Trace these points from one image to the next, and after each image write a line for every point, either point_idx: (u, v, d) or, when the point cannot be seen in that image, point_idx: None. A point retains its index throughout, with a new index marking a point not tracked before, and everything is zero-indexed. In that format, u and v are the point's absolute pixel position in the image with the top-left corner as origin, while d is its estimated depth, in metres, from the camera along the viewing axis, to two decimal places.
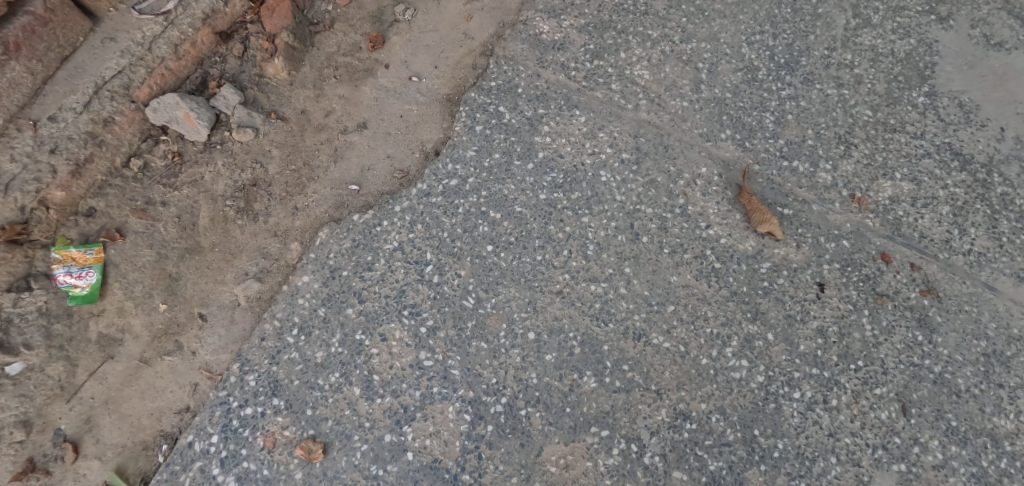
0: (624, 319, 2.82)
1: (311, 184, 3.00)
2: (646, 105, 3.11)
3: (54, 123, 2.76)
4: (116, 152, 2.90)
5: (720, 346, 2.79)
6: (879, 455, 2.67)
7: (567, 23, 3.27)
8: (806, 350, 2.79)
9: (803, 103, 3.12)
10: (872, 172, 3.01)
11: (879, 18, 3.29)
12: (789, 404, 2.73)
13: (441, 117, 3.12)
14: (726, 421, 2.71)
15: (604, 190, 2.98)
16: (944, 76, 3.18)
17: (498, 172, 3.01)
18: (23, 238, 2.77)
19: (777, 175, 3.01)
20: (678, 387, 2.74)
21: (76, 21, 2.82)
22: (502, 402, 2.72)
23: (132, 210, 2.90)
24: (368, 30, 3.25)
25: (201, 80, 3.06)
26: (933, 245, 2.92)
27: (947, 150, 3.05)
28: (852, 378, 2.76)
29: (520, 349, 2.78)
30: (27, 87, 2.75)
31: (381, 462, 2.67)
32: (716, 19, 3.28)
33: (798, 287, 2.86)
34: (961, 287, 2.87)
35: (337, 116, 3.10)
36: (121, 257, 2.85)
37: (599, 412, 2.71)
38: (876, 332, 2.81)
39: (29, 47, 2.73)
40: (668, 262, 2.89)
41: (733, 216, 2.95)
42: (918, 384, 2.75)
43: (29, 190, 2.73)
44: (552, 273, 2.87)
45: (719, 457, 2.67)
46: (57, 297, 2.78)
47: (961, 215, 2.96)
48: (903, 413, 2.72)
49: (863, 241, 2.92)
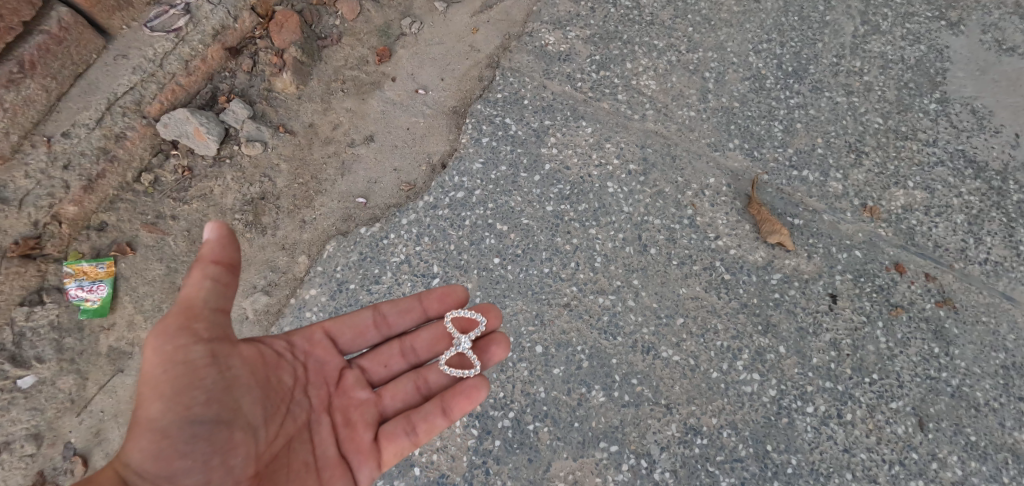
0: (633, 333, 2.79)
1: (318, 197, 3.02)
2: (653, 115, 3.10)
3: (67, 139, 2.83)
4: (127, 167, 2.94)
5: (730, 359, 2.74)
6: (896, 471, 2.61)
7: (572, 34, 3.28)
8: (818, 363, 2.74)
9: (812, 111, 3.09)
10: (883, 180, 2.97)
11: (888, 25, 3.26)
12: (802, 418, 2.67)
13: (446, 129, 3.12)
14: (737, 436, 2.66)
15: (611, 201, 2.96)
16: (956, 83, 3.13)
17: (505, 184, 3.01)
18: (36, 252, 2.81)
19: (787, 185, 2.97)
20: (688, 401, 2.70)
21: (89, 39, 2.87)
22: (509, 416, 2.71)
23: (142, 224, 2.93)
24: (376, 44, 3.27)
25: (211, 95, 3.09)
26: (949, 255, 2.86)
27: (961, 158, 3.00)
28: (867, 392, 2.70)
29: (528, 363, 2.76)
30: (42, 104, 2.80)
31: (388, 477, 2.67)
32: (722, 28, 3.26)
33: (809, 298, 2.82)
34: (979, 298, 2.81)
35: (344, 129, 3.12)
36: (131, 270, 2.88)
37: (608, 427, 2.68)
38: (891, 344, 2.75)
39: (43, 65, 2.78)
40: (677, 274, 2.86)
41: (742, 226, 2.91)
42: (936, 398, 2.69)
43: (42, 205, 2.79)
44: (559, 285, 2.85)
45: (730, 473, 2.62)
46: (68, 311, 2.81)
47: (977, 224, 2.90)
48: (920, 428, 2.65)
49: (876, 251, 2.87)
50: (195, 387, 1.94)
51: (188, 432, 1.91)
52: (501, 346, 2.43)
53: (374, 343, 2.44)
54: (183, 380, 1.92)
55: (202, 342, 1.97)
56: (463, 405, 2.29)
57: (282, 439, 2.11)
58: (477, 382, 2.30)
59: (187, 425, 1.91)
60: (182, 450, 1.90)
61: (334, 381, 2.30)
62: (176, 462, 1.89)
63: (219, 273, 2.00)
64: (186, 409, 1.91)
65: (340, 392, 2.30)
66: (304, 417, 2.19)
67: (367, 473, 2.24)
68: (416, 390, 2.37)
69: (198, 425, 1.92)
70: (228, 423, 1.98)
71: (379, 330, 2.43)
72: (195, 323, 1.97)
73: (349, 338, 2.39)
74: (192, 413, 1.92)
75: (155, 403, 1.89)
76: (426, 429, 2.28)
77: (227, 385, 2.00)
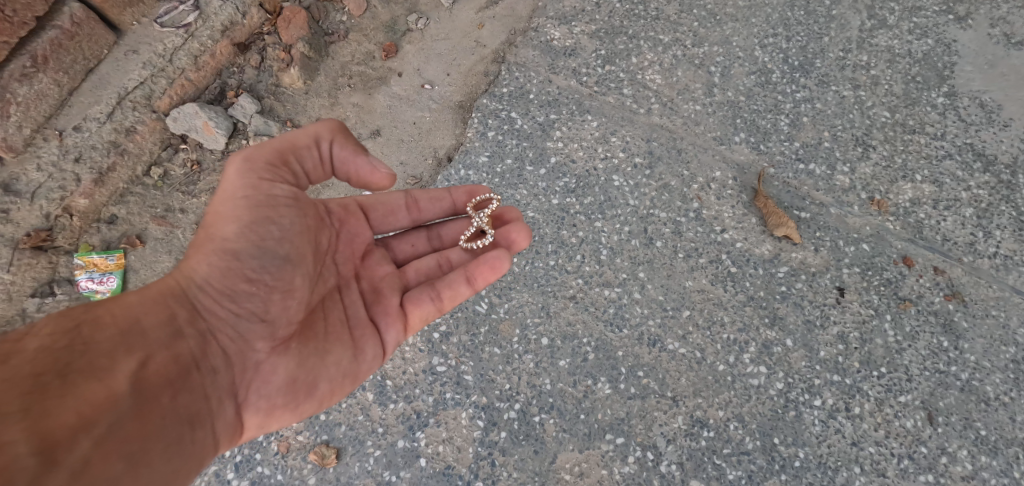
0: (639, 325, 2.78)
1: (325, 191, 3.04)
2: (658, 109, 3.10)
3: (78, 133, 2.87)
4: (137, 161, 2.97)
5: (737, 351, 2.73)
6: (905, 465, 2.58)
7: (578, 29, 3.29)
8: (826, 356, 2.72)
9: (818, 105, 3.09)
10: (891, 174, 2.96)
11: (895, 19, 3.25)
12: (809, 411, 2.66)
13: (453, 124, 3.14)
14: (744, 429, 2.64)
15: (617, 194, 2.97)
16: (964, 76, 3.12)
17: (511, 178, 3.02)
18: (47, 244, 2.84)
19: (794, 178, 2.96)
20: (695, 394, 2.69)
21: (101, 34, 2.90)
22: (515, 408, 2.71)
23: (152, 217, 2.96)
24: (382, 39, 3.30)
25: (219, 90, 3.12)
26: (957, 249, 2.84)
27: (969, 151, 2.98)
28: (875, 386, 2.68)
29: (534, 355, 2.77)
30: (54, 98, 2.84)
31: (394, 468, 2.68)
32: (728, 22, 3.27)
33: (816, 291, 2.80)
34: (988, 291, 2.78)
35: (351, 124, 3.15)
36: (141, 263, 2.91)
37: (614, 419, 2.67)
38: (899, 337, 2.73)
39: (56, 60, 2.82)
40: (683, 267, 2.85)
41: (749, 220, 2.90)
42: (945, 392, 2.66)
43: (54, 198, 2.83)
44: (565, 278, 2.85)
45: (737, 466, 2.61)
46: (79, 303, 2.84)
47: (986, 217, 2.88)
48: (929, 422, 2.63)
49: (884, 244, 2.86)
50: (269, 220, 2.06)
51: (254, 260, 2.04)
52: (522, 234, 2.45)
53: (403, 226, 2.55)
54: (261, 212, 2.05)
55: (289, 183, 2.11)
56: (486, 275, 2.32)
57: (324, 291, 2.22)
58: (500, 253, 2.31)
59: (256, 255, 2.04)
60: (248, 277, 2.04)
61: (368, 252, 2.40)
62: (237, 285, 2.04)
63: (334, 145, 2.17)
64: (256, 239, 2.04)
65: (371, 262, 2.39)
66: (340, 278, 2.28)
67: (393, 338, 2.32)
68: (439, 266, 2.46)
69: (269, 260, 2.05)
70: (293, 263, 2.09)
71: (409, 213, 2.52)
72: (288, 167, 2.12)
73: (381, 218, 2.48)
74: (263, 246, 2.05)
75: (229, 225, 2.04)
76: (449, 296, 2.34)
77: (299, 231, 2.12)
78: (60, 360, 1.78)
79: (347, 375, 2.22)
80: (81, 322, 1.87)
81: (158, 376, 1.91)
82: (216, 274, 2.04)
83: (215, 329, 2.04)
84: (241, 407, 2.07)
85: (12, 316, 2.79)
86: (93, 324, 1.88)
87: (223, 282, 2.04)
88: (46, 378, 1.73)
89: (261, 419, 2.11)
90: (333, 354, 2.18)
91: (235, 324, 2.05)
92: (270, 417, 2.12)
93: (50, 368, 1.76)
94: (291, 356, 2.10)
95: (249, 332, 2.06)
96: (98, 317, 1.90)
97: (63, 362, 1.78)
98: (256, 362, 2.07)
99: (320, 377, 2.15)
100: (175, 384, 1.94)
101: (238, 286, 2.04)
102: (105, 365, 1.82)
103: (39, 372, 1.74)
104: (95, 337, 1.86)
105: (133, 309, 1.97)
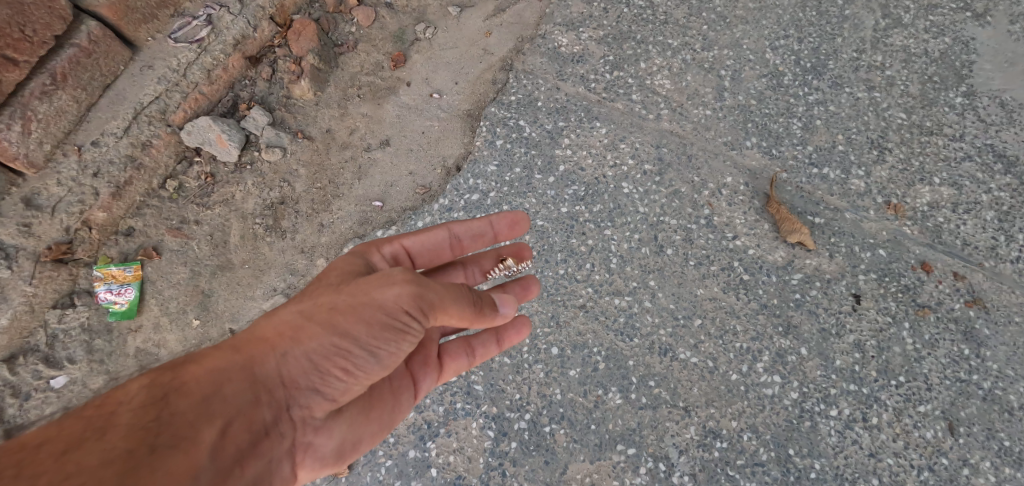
0: (649, 334, 2.76)
1: (336, 201, 3.07)
2: (668, 114, 3.07)
3: (97, 147, 2.93)
4: (153, 174, 3.04)
5: (750, 361, 2.69)
6: (925, 477, 2.52)
7: (586, 35, 3.27)
8: (842, 365, 2.66)
9: (831, 107, 3.03)
10: (908, 177, 2.89)
11: (910, 17, 3.17)
12: (825, 422, 2.60)
13: (461, 133, 3.15)
14: (758, 440, 2.60)
15: (627, 202, 2.94)
16: (983, 75, 3.03)
17: (520, 186, 3.01)
18: (68, 257, 2.91)
19: (807, 183, 2.91)
20: (707, 404, 2.65)
21: (117, 51, 2.96)
22: (526, 418, 2.70)
23: (168, 229, 3.02)
24: (391, 49, 3.32)
25: (232, 103, 3.17)
26: (978, 253, 2.76)
27: (989, 153, 2.90)
28: (893, 396, 2.61)
29: (544, 365, 2.76)
30: (73, 114, 2.91)
31: (405, 478, 2.69)
32: (738, 24, 3.22)
33: (832, 298, 2.75)
34: (1011, 298, 2.70)
35: (361, 134, 3.17)
36: (157, 274, 2.97)
37: (625, 429, 2.65)
38: (918, 346, 2.66)
39: (74, 77, 2.88)
40: (694, 274, 2.82)
41: (761, 226, 2.86)
42: (967, 402, 2.59)
43: (73, 212, 2.89)
44: (575, 286, 2.84)
45: (751, 477, 2.57)
46: (98, 313, 2.91)
47: (1008, 220, 2.80)
48: (950, 432, 2.55)
49: (901, 250, 2.79)
50: (394, 339, 1.90)
51: (360, 356, 1.88)
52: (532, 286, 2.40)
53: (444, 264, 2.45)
54: (392, 331, 1.89)
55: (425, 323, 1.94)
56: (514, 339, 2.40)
57: None
58: (524, 320, 2.39)
59: (364, 356, 1.88)
60: (346, 369, 1.89)
61: None
62: (332, 369, 1.87)
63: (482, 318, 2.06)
64: (374, 343, 1.88)
65: None
66: None
67: (427, 386, 2.33)
68: None
69: (373, 361, 1.90)
70: (392, 365, 1.96)
71: (452, 253, 2.40)
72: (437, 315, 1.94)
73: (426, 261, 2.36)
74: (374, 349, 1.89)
75: (354, 324, 1.86)
76: (483, 352, 2.39)
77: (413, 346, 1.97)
78: (148, 431, 1.60)
79: (386, 428, 2.23)
80: (171, 392, 1.68)
81: (235, 449, 1.74)
82: (316, 357, 1.85)
83: (295, 402, 1.87)
84: (296, 466, 2.01)
85: (35, 327, 2.85)
86: (181, 390, 1.69)
87: (320, 364, 1.86)
88: (136, 451, 1.55)
89: (308, 475, 2.08)
90: (379, 411, 2.17)
91: (315, 399, 1.89)
92: (316, 472, 2.09)
93: (140, 440, 1.58)
94: (343, 418, 2.08)
95: (323, 405, 1.93)
96: (186, 383, 1.71)
97: (153, 434, 1.60)
98: (319, 426, 2.00)
99: (363, 434, 2.16)
100: (249, 454, 1.79)
101: (332, 370, 1.88)
102: (192, 436, 1.64)
103: (130, 445, 1.56)
104: (183, 408, 1.67)
105: (218, 372, 1.77)
